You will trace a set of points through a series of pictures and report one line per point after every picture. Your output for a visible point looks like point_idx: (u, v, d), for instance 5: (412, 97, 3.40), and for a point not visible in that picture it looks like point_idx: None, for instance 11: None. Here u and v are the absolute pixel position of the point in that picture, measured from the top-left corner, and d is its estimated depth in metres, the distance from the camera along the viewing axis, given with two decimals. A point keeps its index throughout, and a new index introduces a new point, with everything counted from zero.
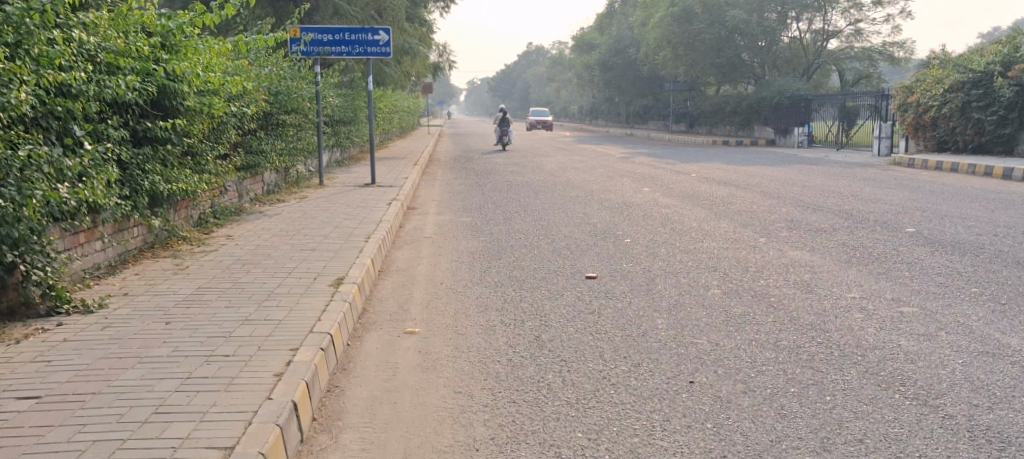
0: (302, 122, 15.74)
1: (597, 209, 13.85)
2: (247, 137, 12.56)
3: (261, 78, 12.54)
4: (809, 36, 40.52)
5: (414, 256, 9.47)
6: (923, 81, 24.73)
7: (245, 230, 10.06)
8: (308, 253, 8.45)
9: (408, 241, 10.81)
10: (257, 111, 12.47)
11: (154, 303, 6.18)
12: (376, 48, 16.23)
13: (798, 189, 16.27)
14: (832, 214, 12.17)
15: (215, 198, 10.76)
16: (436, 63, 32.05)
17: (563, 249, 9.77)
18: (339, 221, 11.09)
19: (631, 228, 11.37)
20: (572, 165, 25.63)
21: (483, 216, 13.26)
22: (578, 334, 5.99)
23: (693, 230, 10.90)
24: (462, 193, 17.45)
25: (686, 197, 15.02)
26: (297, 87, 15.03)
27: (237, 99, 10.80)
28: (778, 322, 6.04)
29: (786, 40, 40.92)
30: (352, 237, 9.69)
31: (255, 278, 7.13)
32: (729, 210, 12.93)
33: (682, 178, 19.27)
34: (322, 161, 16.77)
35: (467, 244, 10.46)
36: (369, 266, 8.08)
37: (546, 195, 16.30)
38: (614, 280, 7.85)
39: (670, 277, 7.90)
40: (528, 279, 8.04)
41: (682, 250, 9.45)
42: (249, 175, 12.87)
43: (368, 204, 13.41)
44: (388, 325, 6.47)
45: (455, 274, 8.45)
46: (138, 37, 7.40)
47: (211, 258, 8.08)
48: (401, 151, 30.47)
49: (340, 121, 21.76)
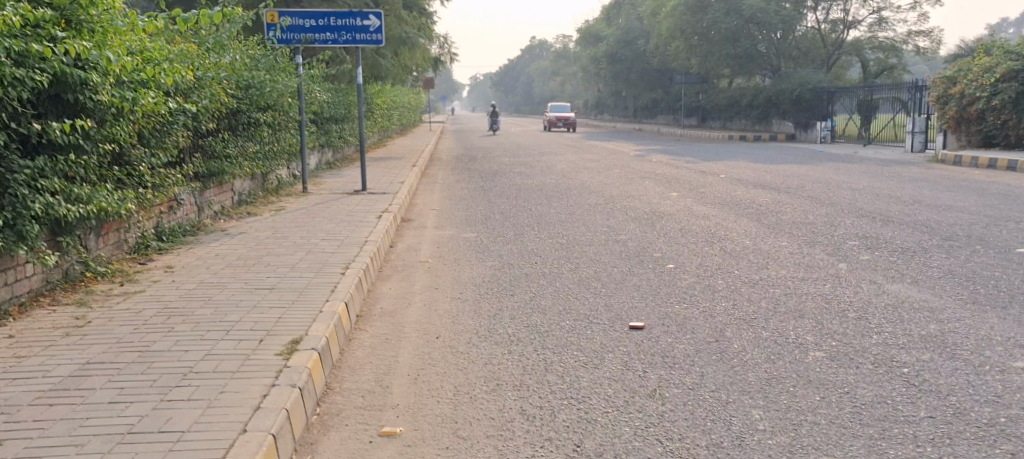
0: (280, 119, 13.75)
1: (621, 221, 11.81)
2: (206, 139, 10.56)
3: (221, 67, 10.56)
4: (825, 26, 38.27)
5: (403, 294, 7.48)
6: (966, 70, 22.67)
7: (194, 257, 8.15)
8: (263, 295, 6.47)
9: (398, 268, 8.84)
10: (219, 108, 10.52)
11: (5, 395, 4.33)
12: (366, 36, 14.20)
13: (849, 193, 14.18)
14: (909, 226, 10.14)
15: (160, 215, 8.90)
16: (437, 55, 30.03)
17: (591, 281, 7.76)
18: (314, 244, 9.11)
19: (669, 248, 9.35)
20: (585, 164, 23.58)
21: (491, 231, 11.27)
22: (639, 443, 4.07)
23: (748, 250, 8.87)
24: (464, 200, 15.38)
25: (725, 204, 13.04)
26: (272, 79, 13.01)
27: (182, 92, 8.92)
28: (935, 422, 4.10)
29: (803, 29, 38.96)
30: (326, 268, 7.71)
31: (176, 338, 5.22)
32: (781, 222, 10.92)
33: (710, 179, 17.17)
34: (306, 165, 14.78)
35: (471, 273, 8.48)
36: (342, 316, 6.09)
37: (559, 203, 14.28)
38: (671, 333, 5.85)
39: (742, 328, 5.89)
40: (554, 330, 6.07)
41: (744, 282, 7.42)
42: (214, 183, 10.96)
43: (355, 217, 11.44)
44: (357, 418, 4.49)
45: (457, 323, 6.49)
46: (19, 7, 5.62)
47: (130, 304, 6.14)
48: (399, 150, 28.40)
49: (329, 118, 19.79)
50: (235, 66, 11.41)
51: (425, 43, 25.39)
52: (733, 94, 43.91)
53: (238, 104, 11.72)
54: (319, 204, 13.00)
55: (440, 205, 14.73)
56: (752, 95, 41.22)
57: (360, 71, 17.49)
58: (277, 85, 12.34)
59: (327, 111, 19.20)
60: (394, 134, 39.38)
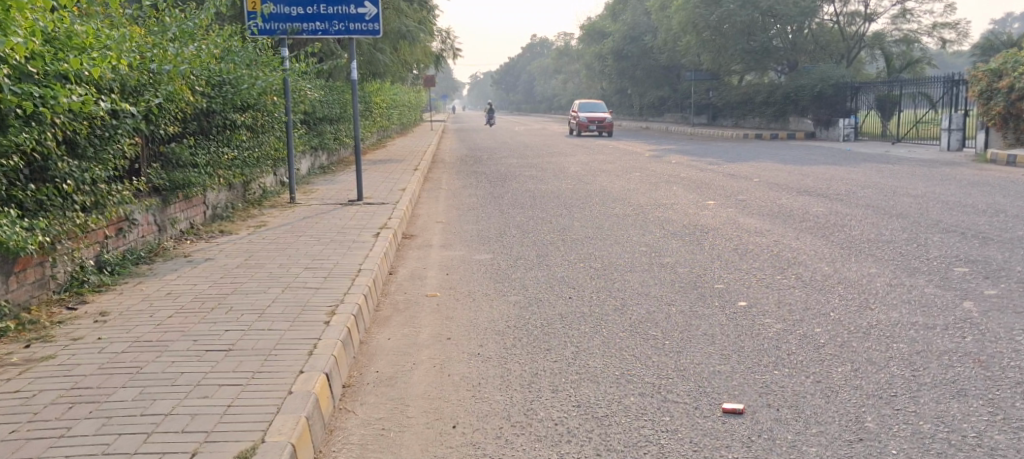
0: (261, 120, 12.00)
1: (659, 238, 10.09)
2: (168, 146, 8.88)
3: (186, 57, 8.81)
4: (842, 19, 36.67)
5: (406, 352, 5.78)
6: (1015, 62, 20.87)
7: (139, 298, 6.43)
8: (215, 364, 4.85)
9: (399, 306, 7.13)
10: (183, 107, 8.82)
11: None
12: (361, 25, 12.45)
13: (912, 200, 12.44)
14: (1014, 245, 8.38)
15: (102, 244, 7.19)
16: (439, 51, 28.30)
17: (646, 329, 6.05)
18: (295, 274, 7.39)
19: (729, 277, 7.63)
20: (600, 167, 21.82)
21: (508, 252, 9.57)
22: None
23: (832, 281, 7.16)
24: (472, 210, 13.66)
25: (775, 216, 11.32)
26: (253, 74, 11.27)
27: (126, 88, 7.27)
28: None
29: (820, 23, 37.15)
30: (306, 314, 5.97)
31: (67, 453, 3.92)
32: (854, 240, 9.20)
33: (745, 184, 15.46)
34: (295, 171, 13.03)
35: (490, 314, 6.78)
36: (320, 402, 4.49)
37: (582, 213, 12.57)
38: (788, 427, 4.17)
39: (887, 418, 4.19)
40: (617, 416, 4.42)
41: (848, 331, 5.70)
42: (181, 197, 9.28)
43: (348, 234, 9.72)
44: None
45: (480, 402, 4.79)
46: None
47: (24, 381, 4.65)
48: (398, 152, 26.62)
49: (320, 118, 18.08)
50: (207, 57, 9.67)
51: (426, 38, 23.68)
52: (746, 90, 42.18)
53: (209, 104, 9.99)
54: (306, 218, 11.29)
55: (446, 217, 13.02)
56: (768, 91, 39.45)
57: (354, 66, 15.71)
58: (265, 81, 10.59)
59: (317, 109, 17.47)
60: (394, 134, 37.58)
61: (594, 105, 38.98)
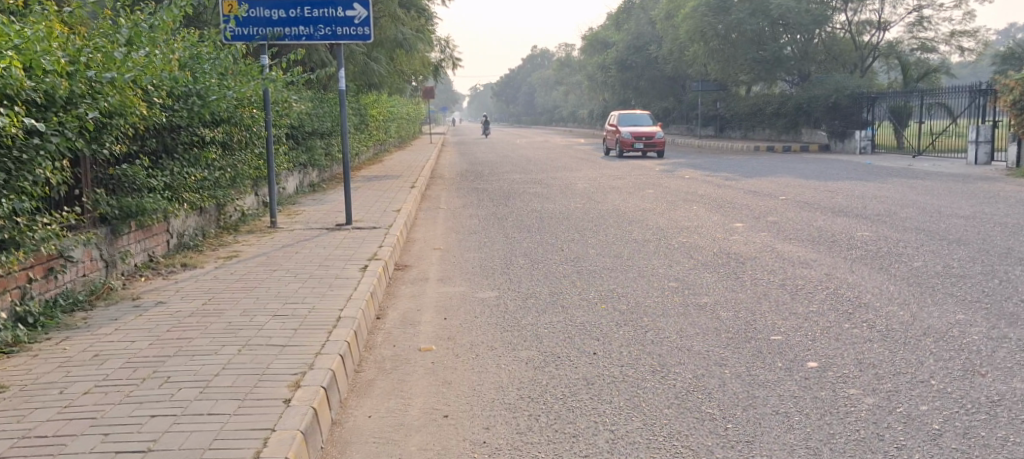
0: (234, 135, 10.72)
1: (688, 270, 8.84)
2: (118, 167, 7.64)
3: (143, 63, 7.56)
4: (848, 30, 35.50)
5: (389, 440, 4.50)
6: None
7: (57, 362, 5.14)
8: None
9: (384, 365, 5.84)
10: (135, 122, 7.58)
11: None
12: (349, 30, 11.15)
13: (965, 222, 11.19)
14: None
15: (22, 290, 5.90)
16: (439, 60, 27.12)
17: (697, 404, 4.77)
18: (261, 323, 6.11)
19: (783, 325, 6.33)
20: (608, 183, 20.51)
21: (516, 288, 8.29)
22: None
23: (914, 332, 5.89)
24: (474, 234, 12.40)
25: (816, 242, 10.09)
26: (225, 83, 10.01)
27: (56, 101, 6.02)
28: None
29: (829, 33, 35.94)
30: (262, 388, 4.71)
31: None
32: (917, 273, 7.94)
33: (770, 204, 14.22)
34: (274, 192, 11.68)
35: (497, 375, 5.51)
36: None
37: (596, 239, 11.29)
38: None
39: None
40: None
41: (964, 412, 4.42)
42: (136, 226, 7.99)
43: (330, 269, 8.45)
44: None
45: None
46: None
47: None
48: (394, 167, 25.28)
49: (308, 131, 16.85)
50: (169, 64, 8.41)
51: (425, 47, 22.53)
52: (755, 102, 40.93)
53: (168, 119, 8.74)
54: (285, 246, 9.99)
55: (445, 242, 11.74)
56: (778, 102, 38.19)
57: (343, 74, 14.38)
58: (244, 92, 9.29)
59: (303, 121, 16.19)
60: (391, 148, 36.18)
61: (637, 117, 31.40)
